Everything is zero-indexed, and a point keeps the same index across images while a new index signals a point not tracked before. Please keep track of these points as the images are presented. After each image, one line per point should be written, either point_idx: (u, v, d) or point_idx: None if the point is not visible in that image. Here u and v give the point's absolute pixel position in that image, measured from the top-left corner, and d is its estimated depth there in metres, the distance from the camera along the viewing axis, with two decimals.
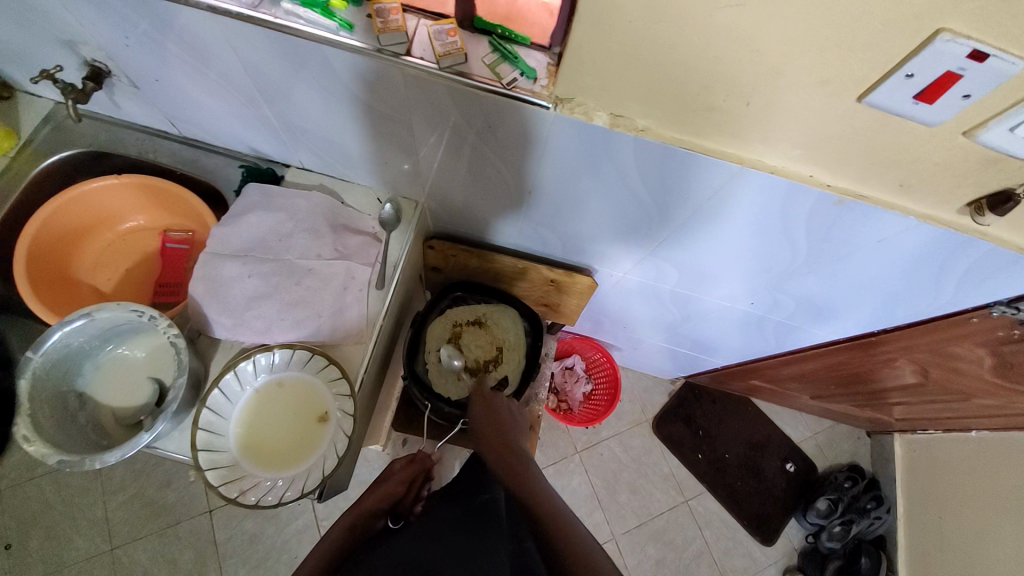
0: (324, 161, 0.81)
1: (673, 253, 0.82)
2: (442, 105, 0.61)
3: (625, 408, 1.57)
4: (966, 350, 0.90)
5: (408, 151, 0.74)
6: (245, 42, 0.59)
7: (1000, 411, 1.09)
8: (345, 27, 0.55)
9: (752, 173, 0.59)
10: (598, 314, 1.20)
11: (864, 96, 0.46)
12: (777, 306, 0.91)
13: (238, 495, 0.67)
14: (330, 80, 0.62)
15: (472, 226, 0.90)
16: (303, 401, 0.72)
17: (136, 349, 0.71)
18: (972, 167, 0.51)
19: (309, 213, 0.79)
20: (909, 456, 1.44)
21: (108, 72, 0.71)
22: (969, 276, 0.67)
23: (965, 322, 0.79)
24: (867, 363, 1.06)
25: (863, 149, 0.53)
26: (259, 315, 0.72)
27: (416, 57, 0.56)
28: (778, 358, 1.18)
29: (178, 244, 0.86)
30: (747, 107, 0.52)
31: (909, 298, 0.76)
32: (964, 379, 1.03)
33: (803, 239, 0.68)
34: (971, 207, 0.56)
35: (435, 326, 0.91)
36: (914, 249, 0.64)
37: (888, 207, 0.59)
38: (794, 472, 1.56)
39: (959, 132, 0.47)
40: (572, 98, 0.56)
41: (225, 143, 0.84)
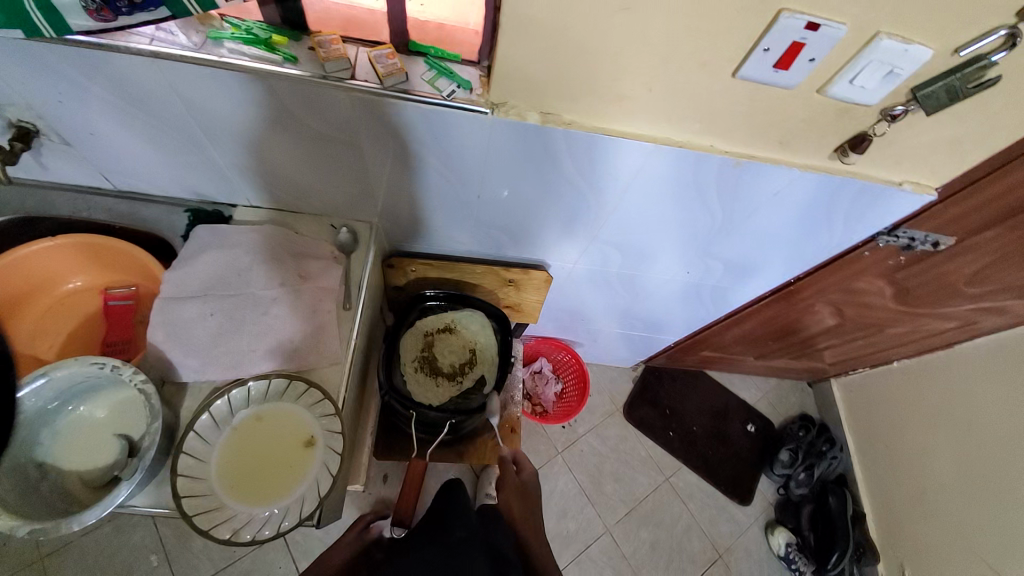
0: (273, 195, 0.84)
1: (613, 235, 0.91)
2: (388, 123, 0.66)
3: (596, 402, 1.63)
4: (868, 283, 1.05)
5: (358, 174, 0.78)
6: (189, 82, 0.62)
7: (907, 336, 1.26)
8: (289, 59, 0.60)
9: (665, 148, 0.68)
10: (555, 310, 1.27)
11: (737, 71, 0.57)
12: (709, 271, 1.02)
13: (231, 535, 0.65)
14: (278, 112, 0.66)
15: (426, 240, 0.95)
16: (285, 429, 0.71)
17: (98, 408, 0.68)
18: (830, 118, 0.64)
19: (265, 246, 0.80)
20: (847, 395, 1.61)
21: (37, 131, 0.70)
22: (853, 213, 0.80)
23: (859, 257, 0.94)
24: (795, 312, 1.21)
25: (748, 115, 0.64)
26: (228, 350, 0.72)
27: (360, 79, 0.61)
28: (720, 324, 1.30)
29: (123, 300, 0.84)
30: (650, 92, 0.61)
31: (811, 242, 0.90)
32: (873, 312, 1.19)
33: (717, 202, 0.79)
34: (837, 151, 0.69)
35: (407, 338, 0.95)
36: (805, 197, 0.77)
37: (776, 162, 0.71)
38: (756, 431, 1.68)
39: (814, 90, 0.59)
40: (505, 102, 0.64)
41: (166, 190, 0.84)
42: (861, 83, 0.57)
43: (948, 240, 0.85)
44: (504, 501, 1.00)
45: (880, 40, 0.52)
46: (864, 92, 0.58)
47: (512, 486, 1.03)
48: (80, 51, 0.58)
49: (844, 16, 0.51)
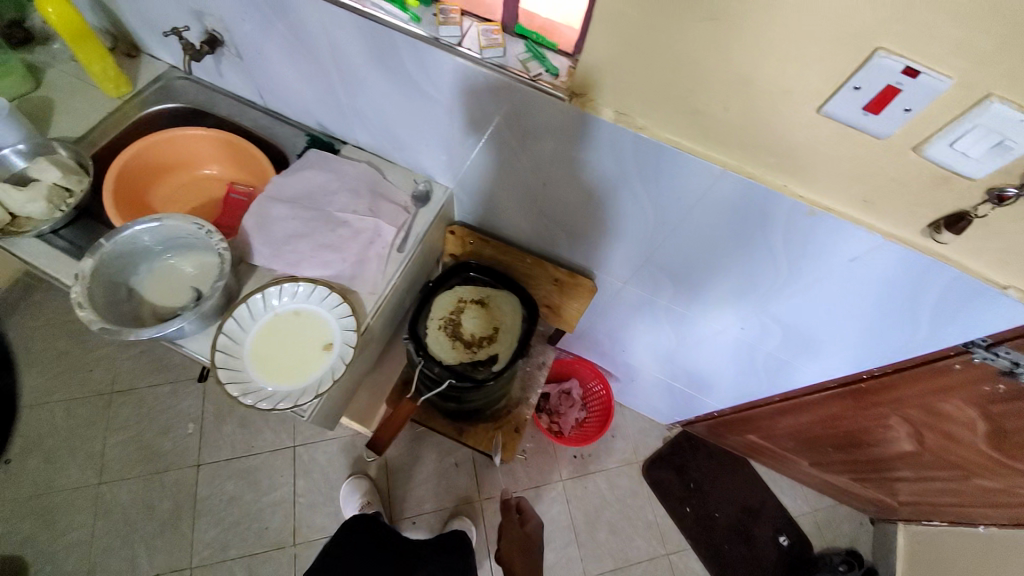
0: (375, 141, 0.96)
1: (667, 263, 0.89)
2: (479, 93, 0.74)
3: (617, 446, 1.55)
4: (956, 409, 0.90)
5: (447, 138, 0.87)
6: (333, 22, 0.74)
7: (1003, 498, 1.04)
8: (415, 19, 0.70)
9: (732, 176, 0.67)
10: (599, 332, 1.25)
11: (821, 106, 0.55)
12: (765, 335, 0.95)
13: (239, 394, 0.74)
14: (394, 64, 0.77)
15: (491, 217, 1.01)
16: (313, 329, 0.80)
17: (185, 261, 0.83)
18: (924, 184, 0.58)
19: (354, 179, 0.92)
20: (911, 548, 1.35)
21: (222, 41, 0.90)
22: (942, 308, 0.71)
23: (947, 369, 0.81)
24: (861, 417, 1.06)
25: (828, 161, 0.61)
26: (294, 250, 0.84)
27: (464, 48, 0.70)
28: (772, 404, 1.18)
29: (240, 196, 1.00)
30: (727, 112, 0.61)
31: (887, 333, 0.80)
32: (962, 451, 1.00)
33: (782, 253, 0.75)
34: (930, 228, 0.62)
35: (442, 297, 1.01)
36: (883, 273, 0.70)
37: (851, 221, 0.66)
38: (787, 546, 1.48)
39: (909, 147, 0.55)
40: (585, 94, 0.68)
41: (298, 116, 1.00)
42: (964, 149, 0.52)
43: None
44: (506, 552, 1.11)
45: (990, 102, 0.47)
46: (968, 161, 0.53)
47: (515, 537, 1.14)
48: None
49: (951, 68, 0.47)
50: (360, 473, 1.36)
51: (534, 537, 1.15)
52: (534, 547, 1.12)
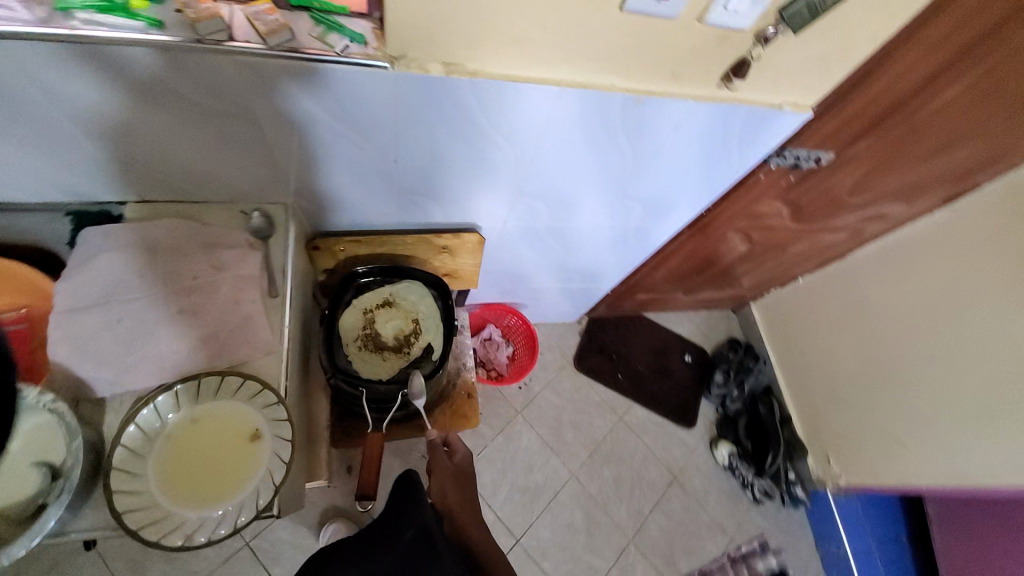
0: (169, 187, 0.77)
1: (536, 187, 0.93)
2: (285, 91, 0.63)
3: (546, 359, 1.68)
4: (768, 206, 1.15)
5: (263, 152, 0.74)
6: (37, 62, 0.54)
7: (807, 251, 1.41)
8: (155, 25, 0.55)
9: (569, 91, 0.71)
10: (495, 273, 1.29)
11: (623, 5, 0.60)
12: (630, 213, 1.07)
13: (185, 540, 0.63)
14: (156, 90, 0.61)
15: (349, 215, 0.92)
16: (226, 426, 0.68)
17: (3, 441, 0.60)
18: (713, 45, 0.68)
19: (169, 242, 0.75)
20: (766, 316, 1.78)
21: None
22: (747, 137, 0.87)
23: (758, 181, 1.03)
24: (711, 242, 1.30)
25: (640, 49, 0.67)
26: (146, 355, 0.67)
27: (240, 41, 0.57)
28: (649, 264, 1.37)
29: (9, 327, 0.71)
30: (547, 33, 0.63)
31: (715, 172, 0.97)
32: (777, 233, 1.31)
33: (626, 141, 0.83)
34: (724, 79, 0.75)
35: (346, 317, 0.96)
36: (703, 127, 0.83)
37: (670, 95, 0.75)
38: (692, 361, 1.82)
39: (694, 20, 0.64)
40: (405, 56, 0.63)
41: (37, 196, 0.75)
42: (733, 8, 0.61)
43: (829, 154, 0.97)
44: (440, 488, 0.96)
45: None
46: (737, 17, 0.63)
47: (447, 472, 1.00)
48: None
49: None
50: (336, 517, 1.27)
51: (466, 471, 1.02)
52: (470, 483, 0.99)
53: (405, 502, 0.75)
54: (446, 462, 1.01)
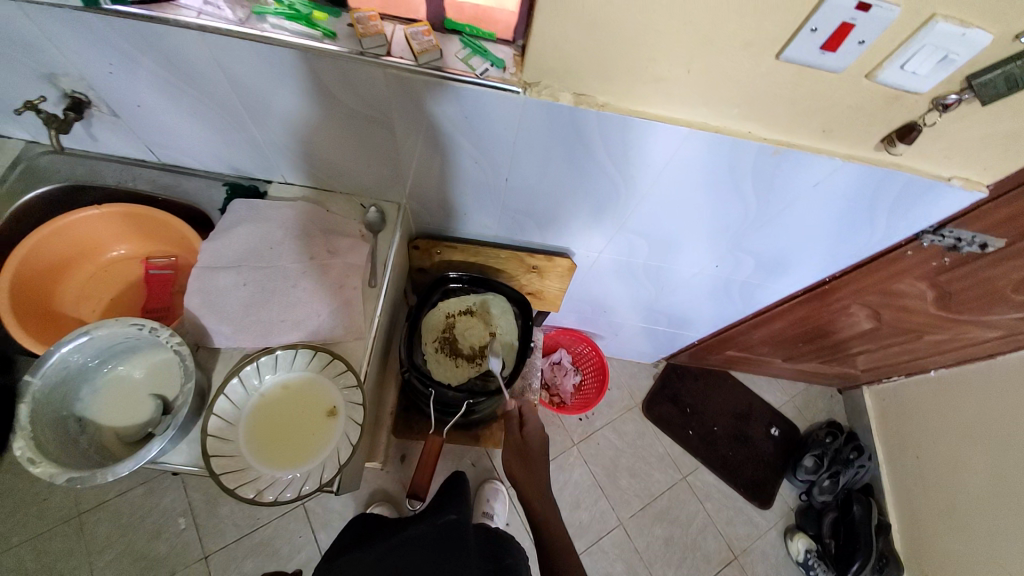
0: (306, 172, 0.86)
1: (641, 223, 0.89)
2: (422, 102, 0.68)
3: (614, 396, 1.61)
4: (908, 285, 1.00)
5: (390, 154, 0.79)
6: (229, 55, 0.63)
7: (949, 342, 1.21)
8: (329, 35, 0.62)
9: (701, 133, 0.67)
10: (580, 300, 1.26)
11: (781, 53, 0.55)
12: (739, 265, 0.99)
13: (255, 495, 0.68)
14: (315, 89, 0.67)
15: (451, 221, 0.96)
16: (310, 399, 0.74)
17: (134, 368, 0.73)
18: (878, 105, 0.61)
19: (296, 222, 0.83)
20: (879, 405, 1.55)
21: (88, 102, 0.75)
22: (897, 207, 0.76)
23: (901, 257, 0.89)
24: (827, 313, 1.14)
25: (788, 102, 0.62)
26: (259, 319, 0.75)
27: (396, 56, 0.62)
28: (748, 322, 1.25)
29: (163, 269, 0.88)
30: (688, 74, 0.60)
31: (851, 238, 0.86)
32: (912, 317, 1.13)
33: (752, 192, 0.77)
34: (884, 142, 0.66)
35: (429, 317, 1.01)
36: (845, 190, 0.74)
37: (815, 151, 0.68)
38: (779, 435, 1.63)
39: (862, 75, 0.57)
40: (539, 82, 0.64)
41: (207, 165, 0.88)
42: (913, 69, 0.54)
43: (999, 241, 0.81)
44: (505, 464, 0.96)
45: (936, 22, 0.49)
46: (917, 79, 0.55)
47: (513, 447, 0.97)
48: (138, 26, 0.61)
49: None
50: (380, 501, 1.32)
51: (541, 452, 0.97)
52: (538, 462, 0.95)
53: (456, 500, 0.96)
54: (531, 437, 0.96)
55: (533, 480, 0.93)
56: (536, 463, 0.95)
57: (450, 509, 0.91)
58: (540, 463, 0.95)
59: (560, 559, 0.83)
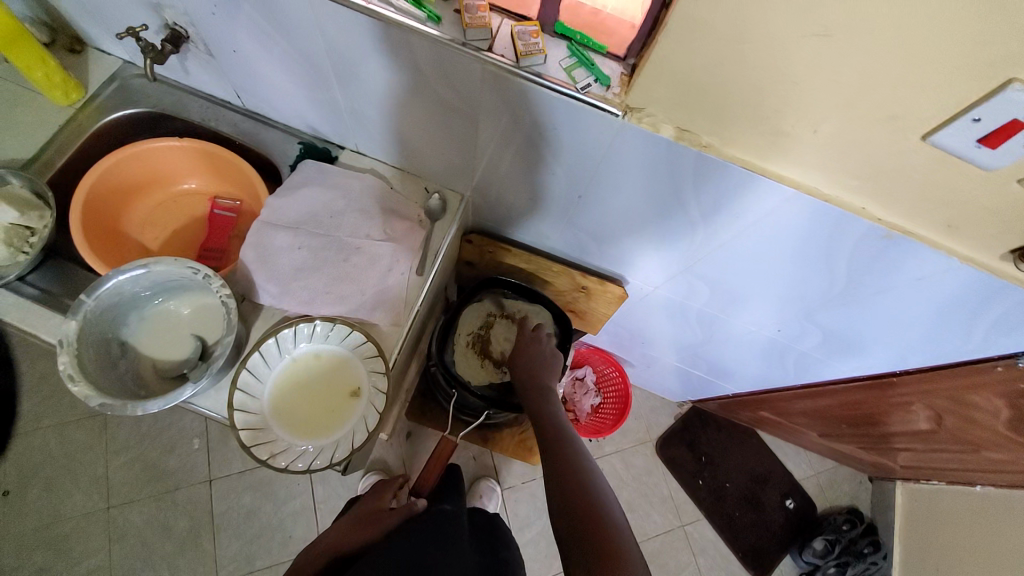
0: (379, 146, 0.84)
1: (709, 271, 0.83)
2: (513, 103, 0.64)
3: (630, 426, 1.56)
4: (984, 400, 0.90)
5: (466, 146, 0.77)
6: (333, 19, 0.62)
7: (1010, 467, 1.07)
8: (433, 18, 0.58)
9: (806, 198, 0.61)
10: (620, 326, 1.21)
11: (929, 135, 0.49)
12: (803, 336, 0.92)
13: (268, 457, 0.68)
14: (408, 68, 0.65)
15: (511, 223, 0.93)
16: (339, 375, 0.74)
17: (182, 306, 0.74)
18: (1023, 213, 0.53)
19: (360, 194, 0.82)
20: (910, 505, 1.43)
21: (187, 37, 0.76)
22: (1005, 321, 0.68)
23: (988, 370, 0.80)
24: (883, 404, 1.06)
25: (916, 187, 0.55)
26: (305, 286, 0.75)
27: (497, 54, 0.59)
28: (793, 390, 1.17)
29: (226, 212, 0.90)
30: (812, 134, 0.54)
31: (939, 340, 0.78)
32: (978, 430, 1.03)
33: (843, 269, 0.70)
34: (1014, 254, 0.59)
35: (471, 312, 1.00)
36: (950, 290, 0.66)
37: (931, 245, 0.61)
38: (793, 509, 1.55)
39: (1015, 179, 0.50)
40: (642, 108, 0.59)
41: (286, 119, 0.88)
42: None
43: None
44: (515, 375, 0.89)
45: None
46: None
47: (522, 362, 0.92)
48: None
49: None
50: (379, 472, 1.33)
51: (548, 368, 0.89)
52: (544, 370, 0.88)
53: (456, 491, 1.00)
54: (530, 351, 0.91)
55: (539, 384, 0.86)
56: (542, 369, 0.88)
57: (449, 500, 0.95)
58: (548, 376, 0.88)
59: (582, 500, 0.62)
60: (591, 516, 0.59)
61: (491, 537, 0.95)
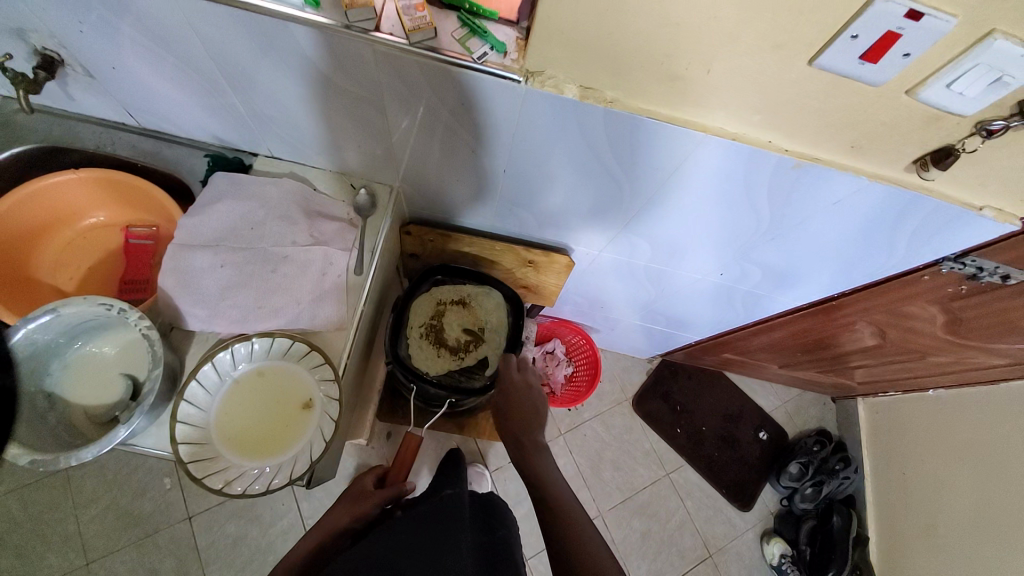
0: (292, 148, 0.81)
1: (644, 227, 0.84)
2: (414, 83, 0.62)
3: (606, 389, 1.59)
4: (919, 308, 0.95)
5: (380, 135, 0.74)
6: (208, 20, 0.58)
7: (953, 366, 1.15)
8: (312, 4, 0.55)
9: (716, 140, 0.61)
10: (576, 294, 1.22)
11: (814, 59, 0.49)
12: (745, 276, 0.94)
13: (223, 485, 0.66)
14: (299, 61, 0.62)
15: (445, 208, 0.91)
16: (286, 390, 0.72)
17: (105, 346, 0.70)
18: (915, 125, 0.55)
19: (281, 201, 0.79)
20: (872, 418, 1.52)
21: (61, 61, 0.70)
22: (919, 232, 0.71)
23: (916, 280, 0.84)
24: (831, 328, 1.10)
25: (815, 113, 0.56)
26: (235, 304, 0.72)
27: (385, 33, 0.56)
28: (748, 329, 1.21)
29: (143, 240, 0.85)
30: (708, 74, 0.54)
31: (866, 259, 0.81)
32: (919, 338, 1.09)
33: (766, 206, 0.72)
34: (917, 164, 0.60)
35: (420, 303, 0.98)
36: (867, 209, 0.69)
37: (840, 167, 0.63)
38: (768, 440, 1.62)
39: (902, 91, 0.51)
40: (542, 71, 0.58)
41: (190, 133, 0.83)
42: (960, 89, 0.48)
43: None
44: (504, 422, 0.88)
45: (993, 40, 0.43)
46: (963, 100, 0.50)
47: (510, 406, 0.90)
48: None
49: (956, 6, 0.42)
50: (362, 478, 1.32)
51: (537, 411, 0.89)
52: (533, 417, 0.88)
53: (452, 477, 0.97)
54: (519, 395, 0.90)
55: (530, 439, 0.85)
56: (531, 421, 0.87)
57: (447, 486, 0.91)
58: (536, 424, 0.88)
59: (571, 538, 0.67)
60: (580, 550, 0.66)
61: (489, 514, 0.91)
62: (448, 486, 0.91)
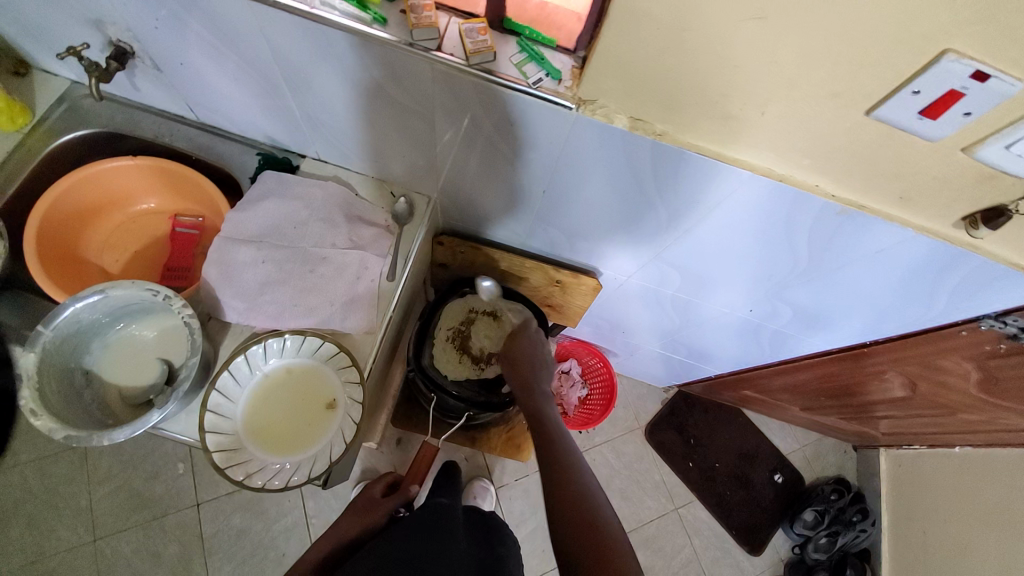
0: (340, 153, 0.84)
1: (678, 257, 0.84)
2: (467, 101, 0.64)
3: (619, 415, 1.58)
4: (954, 363, 0.92)
5: (427, 147, 0.76)
6: (279, 28, 0.60)
7: (984, 426, 1.11)
8: (378, 20, 0.58)
9: (762, 179, 0.61)
10: (600, 317, 1.22)
11: (872, 110, 0.50)
12: (775, 315, 0.93)
13: (244, 477, 0.68)
14: (359, 73, 0.64)
15: (480, 222, 0.93)
16: (312, 388, 0.73)
17: (145, 329, 0.73)
18: (967, 181, 0.55)
19: (324, 203, 0.81)
20: (893, 470, 1.46)
21: (132, 53, 0.74)
22: (963, 287, 0.70)
23: (954, 335, 0.82)
24: (859, 375, 1.08)
25: (866, 162, 0.56)
26: (272, 299, 0.74)
27: (446, 53, 0.58)
28: (772, 368, 1.19)
29: (188, 229, 0.88)
30: (762, 116, 0.54)
31: (903, 310, 0.80)
32: (950, 393, 1.05)
33: (805, 248, 0.72)
34: (966, 221, 0.60)
35: (452, 306, 1.00)
36: (910, 260, 0.67)
37: (885, 217, 0.62)
38: (782, 483, 1.58)
39: (958, 148, 0.51)
40: (595, 100, 0.59)
41: (244, 132, 0.86)
42: (1019, 151, 0.48)
43: None
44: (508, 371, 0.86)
45: None
46: (1021, 162, 0.49)
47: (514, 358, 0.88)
48: None
49: (1022, 70, 0.42)
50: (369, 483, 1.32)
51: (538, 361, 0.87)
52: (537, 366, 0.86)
53: (449, 488, 0.97)
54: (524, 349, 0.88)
55: (532, 385, 0.83)
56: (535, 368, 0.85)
57: (444, 495, 0.91)
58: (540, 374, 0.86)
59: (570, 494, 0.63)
60: (581, 510, 0.61)
61: (487, 530, 0.90)
62: (444, 496, 0.91)
